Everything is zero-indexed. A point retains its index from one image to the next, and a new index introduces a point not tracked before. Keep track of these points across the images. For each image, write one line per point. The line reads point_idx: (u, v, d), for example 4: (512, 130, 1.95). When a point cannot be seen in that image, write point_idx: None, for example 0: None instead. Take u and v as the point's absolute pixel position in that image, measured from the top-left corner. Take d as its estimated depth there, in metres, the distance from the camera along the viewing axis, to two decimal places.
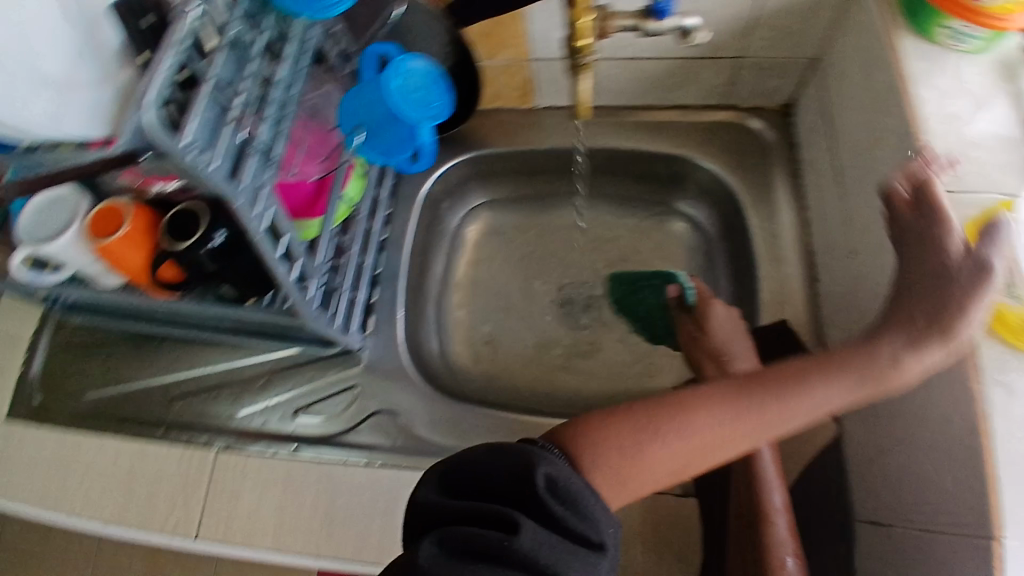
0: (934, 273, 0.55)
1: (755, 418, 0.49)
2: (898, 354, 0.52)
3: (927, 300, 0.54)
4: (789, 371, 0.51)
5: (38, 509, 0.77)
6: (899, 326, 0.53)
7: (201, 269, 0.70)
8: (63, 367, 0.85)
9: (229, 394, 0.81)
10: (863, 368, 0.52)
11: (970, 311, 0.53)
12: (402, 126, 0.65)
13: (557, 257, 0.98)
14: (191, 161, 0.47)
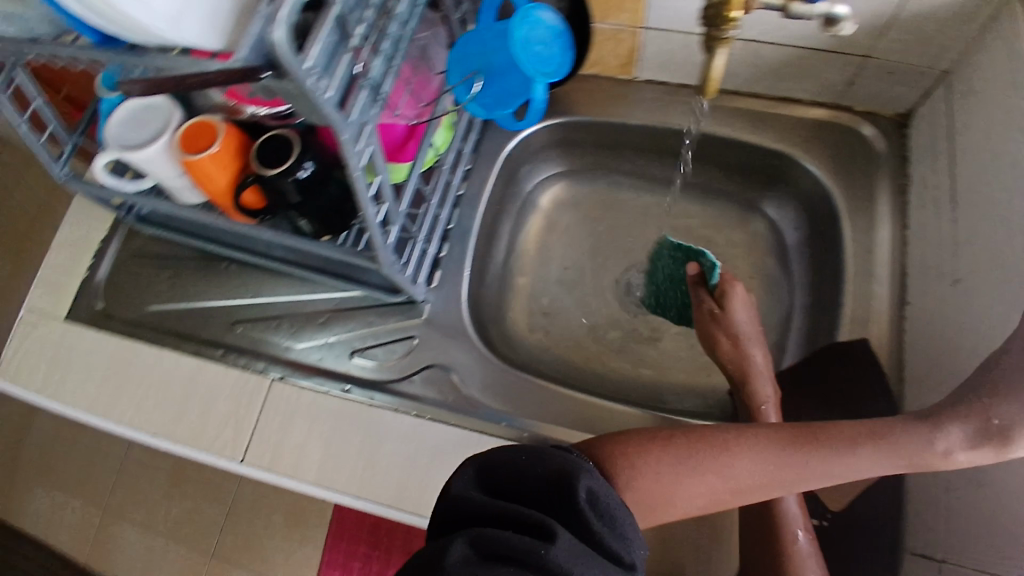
0: (1017, 376, 0.54)
1: (789, 471, 0.53)
2: (954, 448, 0.53)
3: (989, 402, 0.54)
4: (838, 437, 0.54)
5: (93, 413, 0.79)
6: (955, 422, 0.54)
7: (284, 198, 0.70)
8: (128, 276, 0.86)
9: (288, 326, 0.81)
10: (913, 454, 0.53)
11: None
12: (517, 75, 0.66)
13: (629, 238, 0.95)
14: (311, 88, 0.46)
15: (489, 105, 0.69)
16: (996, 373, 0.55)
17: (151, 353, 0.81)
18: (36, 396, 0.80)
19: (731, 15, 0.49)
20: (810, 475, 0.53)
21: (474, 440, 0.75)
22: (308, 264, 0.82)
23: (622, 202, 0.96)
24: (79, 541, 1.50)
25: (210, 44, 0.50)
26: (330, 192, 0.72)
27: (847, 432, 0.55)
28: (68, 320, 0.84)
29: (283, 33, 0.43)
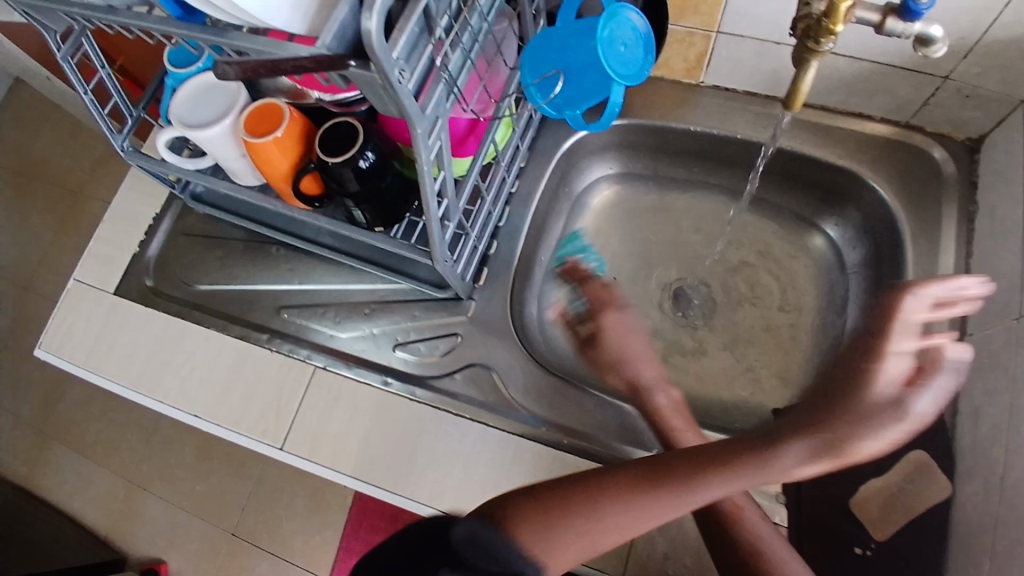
0: (856, 405, 0.56)
1: (655, 507, 0.53)
2: (797, 462, 0.55)
3: (835, 411, 0.56)
4: (683, 466, 0.55)
5: (138, 390, 0.80)
6: (806, 431, 0.56)
7: (342, 187, 0.70)
8: (177, 255, 0.86)
9: (334, 314, 0.81)
10: (750, 468, 0.54)
11: (883, 440, 0.54)
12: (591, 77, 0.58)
13: (678, 248, 0.94)
14: (393, 78, 0.46)
15: (566, 102, 0.61)
16: (838, 411, 0.57)
17: (197, 334, 0.81)
18: (83, 369, 0.82)
19: (833, 28, 0.46)
20: (671, 505, 0.53)
21: (513, 444, 0.74)
22: (356, 253, 0.82)
23: (674, 209, 0.95)
24: (108, 505, 1.54)
25: (292, 27, 0.50)
26: (386, 182, 0.71)
27: (692, 456, 0.56)
28: (117, 295, 0.85)
29: (375, 23, 0.43)
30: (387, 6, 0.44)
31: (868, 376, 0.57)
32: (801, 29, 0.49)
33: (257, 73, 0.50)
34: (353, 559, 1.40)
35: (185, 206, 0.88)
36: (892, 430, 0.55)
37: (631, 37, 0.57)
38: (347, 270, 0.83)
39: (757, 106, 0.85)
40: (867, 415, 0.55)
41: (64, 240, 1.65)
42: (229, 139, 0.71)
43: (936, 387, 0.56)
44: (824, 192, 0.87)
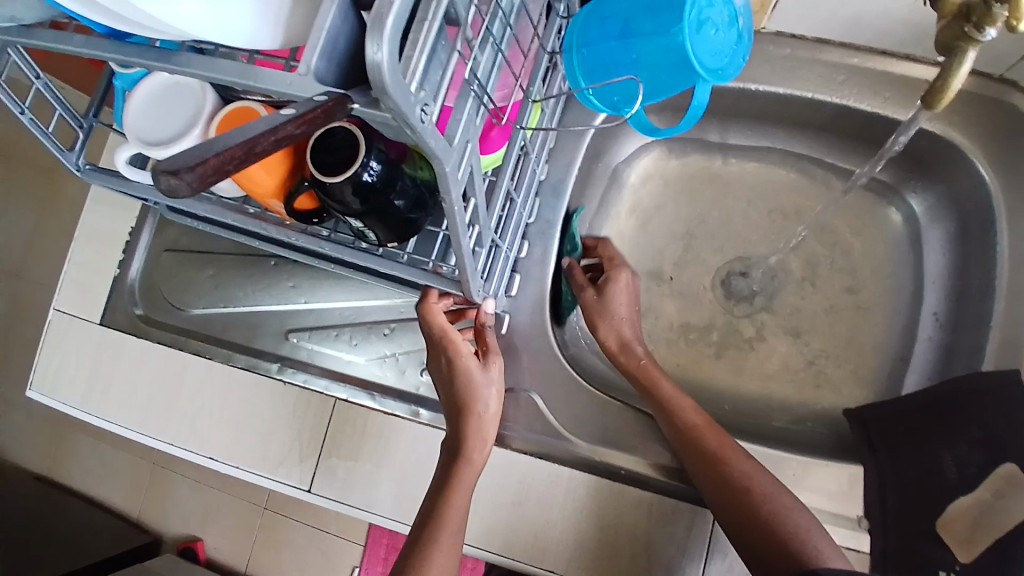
0: (477, 382, 0.62)
1: (449, 547, 0.58)
2: (484, 436, 0.62)
3: (465, 410, 0.62)
4: (441, 505, 0.59)
5: (145, 434, 0.74)
6: (466, 441, 0.61)
7: (343, 208, 0.58)
8: (165, 278, 0.77)
9: (349, 335, 0.72)
10: (473, 466, 0.61)
11: (495, 383, 0.64)
12: (673, 69, 0.47)
13: (729, 227, 0.84)
14: (414, 119, 0.35)
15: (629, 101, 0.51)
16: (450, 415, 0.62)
17: (198, 367, 0.74)
18: (83, 413, 0.76)
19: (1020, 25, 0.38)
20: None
21: (565, 476, 0.68)
22: None
23: (719, 176, 0.85)
24: (138, 487, 1.52)
25: (265, 42, 0.39)
26: (398, 193, 0.59)
27: (424, 536, 0.58)
28: (104, 325, 0.77)
29: (387, 53, 0.31)
30: (405, 19, 0.32)
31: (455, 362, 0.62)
32: (954, 6, 0.41)
33: (228, 168, 0.31)
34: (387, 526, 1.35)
35: (163, 218, 0.79)
36: (493, 374, 0.64)
37: (722, 19, 0.47)
38: (359, 284, 0.73)
39: (828, 56, 0.71)
40: (470, 397, 0.62)
41: (43, 223, 1.53)
42: None
43: (489, 338, 0.66)
44: (913, 160, 0.77)
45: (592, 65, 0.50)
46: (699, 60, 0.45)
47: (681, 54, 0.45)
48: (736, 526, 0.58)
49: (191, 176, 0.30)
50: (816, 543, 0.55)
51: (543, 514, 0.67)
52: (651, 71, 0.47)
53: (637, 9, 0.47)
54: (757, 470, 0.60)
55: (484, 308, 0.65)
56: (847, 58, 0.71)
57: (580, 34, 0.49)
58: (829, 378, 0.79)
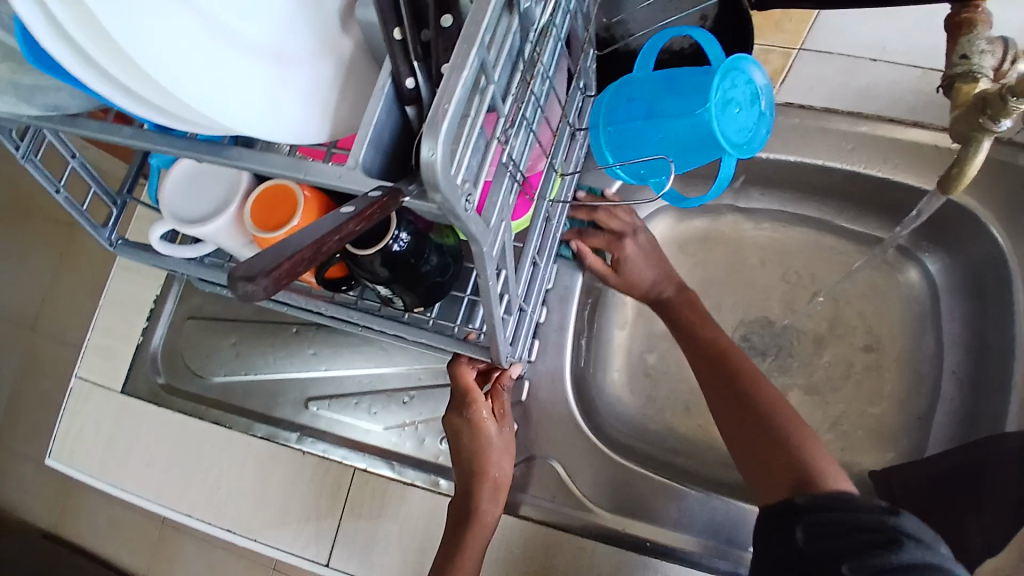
0: (491, 447, 0.60)
1: None
2: (494, 503, 0.60)
3: (479, 471, 0.59)
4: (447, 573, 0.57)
5: (163, 504, 0.74)
6: (477, 502, 0.59)
7: (372, 277, 0.60)
8: (187, 345, 0.78)
9: (369, 403, 0.72)
10: (482, 535, 0.59)
11: (506, 447, 0.62)
12: (701, 148, 0.47)
13: (744, 286, 0.85)
14: (459, 208, 0.36)
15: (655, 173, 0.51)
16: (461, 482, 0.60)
17: (219, 435, 0.74)
18: (102, 483, 0.77)
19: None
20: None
21: (586, 548, 0.67)
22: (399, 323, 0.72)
23: (734, 237, 0.87)
24: (142, 547, 1.47)
25: (310, 140, 0.42)
26: (426, 262, 0.61)
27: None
28: (125, 393, 0.78)
29: (439, 154, 0.32)
30: (458, 118, 0.33)
31: (472, 425, 0.59)
32: (970, 95, 0.44)
33: (300, 271, 0.29)
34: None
35: (186, 287, 0.80)
36: (505, 436, 0.62)
37: (745, 96, 0.47)
38: (380, 350, 0.73)
39: (836, 124, 0.73)
40: (484, 459, 0.59)
41: (60, 278, 1.55)
42: (231, 229, 0.60)
43: (502, 398, 0.63)
44: (927, 223, 0.78)
45: (619, 142, 0.51)
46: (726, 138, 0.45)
47: (708, 133, 0.46)
48: (753, 470, 0.59)
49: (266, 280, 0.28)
50: (815, 457, 0.57)
51: None
52: (678, 147, 0.48)
53: (662, 90, 0.48)
54: (777, 393, 0.63)
55: (507, 372, 0.62)
56: (855, 126, 0.73)
57: (605, 112, 0.51)
58: (851, 441, 0.78)
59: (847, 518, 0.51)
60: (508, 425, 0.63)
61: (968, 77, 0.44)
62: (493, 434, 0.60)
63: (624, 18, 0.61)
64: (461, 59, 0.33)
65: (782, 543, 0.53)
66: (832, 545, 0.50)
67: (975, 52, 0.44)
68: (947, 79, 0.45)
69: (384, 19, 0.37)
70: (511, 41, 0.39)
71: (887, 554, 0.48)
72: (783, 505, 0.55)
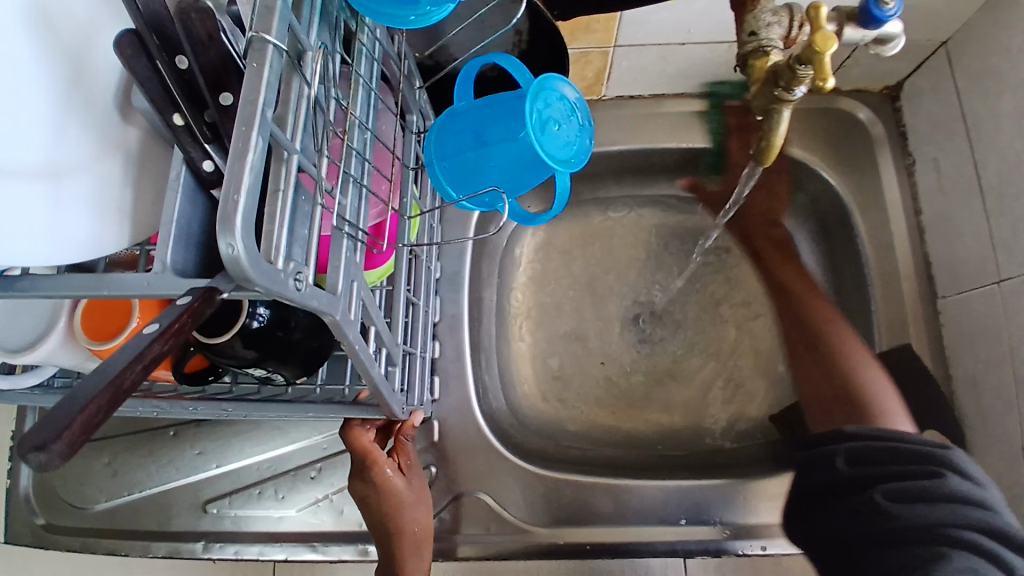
0: (401, 502, 0.57)
1: None
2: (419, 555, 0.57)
3: (393, 531, 0.56)
4: None
5: None
6: (399, 564, 0.56)
7: (241, 360, 0.56)
8: (54, 478, 0.70)
9: (274, 489, 0.68)
10: None
11: (418, 495, 0.59)
12: (530, 167, 0.48)
13: (624, 271, 0.87)
14: (287, 289, 0.34)
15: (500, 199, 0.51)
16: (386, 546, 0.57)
17: None
18: None
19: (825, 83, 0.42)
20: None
21: None
22: None
23: (603, 229, 0.88)
24: None
25: (112, 247, 0.38)
26: (296, 327, 0.58)
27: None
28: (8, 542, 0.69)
29: (246, 243, 0.30)
30: (256, 200, 0.32)
31: (376, 486, 0.56)
32: (762, 68, 0.46)
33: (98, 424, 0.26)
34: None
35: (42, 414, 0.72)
36: (415, 484, 0.60)
37: (562, 112, 0.47)
38: (276, 429, 0.69)
39: (667, 107, 0.80)
40: (394, 518, 0.56)
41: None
42: (71, 347, 0.54)
43: (406, 448, 0.61)
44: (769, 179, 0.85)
45: (458, 176, 0.50)
46: (551, 157, 0.45)
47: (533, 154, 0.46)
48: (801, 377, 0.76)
49: (61, 445, 0.25)
50: (874, 391, 0.70)
51: None
52: (512, 170, 0.48)
53: (482, 118, 0.48)
54: (857, 344, 0.73)
55: (408, 422, 0.60)
56: (684, 106, 0.80)
57: (438, 148, 0.50)
58: (751, 392, 0.82)
59: (879, 445, 0.63)
60: (413, 469, 0.60)
61: (759, 53, 0.46)
62: (402, 486, 0.57)
63: (445, 43, 0.60)
64: (244, 142, 0.31)
65: (827, 461, 0.65)
66: (876, 470, 0.62)
67: (761, 27, 0.45)
68: (743, 56, 0.47)
69: (156, 107, 0.36)
70: (308, 106, 0.38)
71: (937, 484, 0.58)
72: (828, 434, 0.67)
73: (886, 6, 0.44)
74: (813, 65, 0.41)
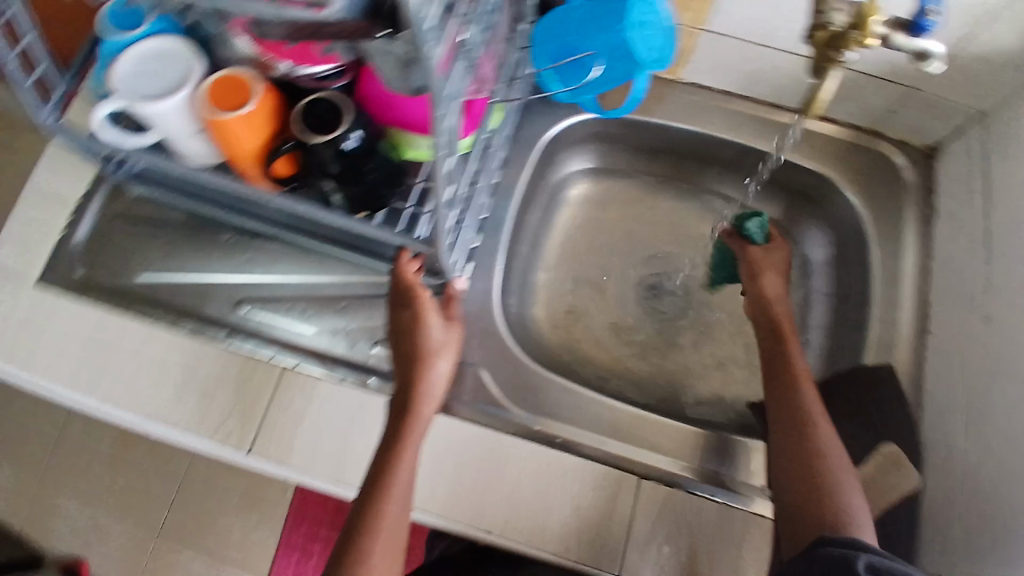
0: (432, 339, 0.67)
1: (398, 486, 0.61)
2: (434, 390, 0.66)
3: (418, 358, 0.66)
4: (385, 448, 0.63)
5: (76, 392, 0.72)
6: (418, 380, 0.65)
7: (323, 169, 0.64)
8: (115, 243, 0.77)
9: (303, 307, 0.75)
10: (424, 418, 0.64)
11: (448, 343, 0.68)
12: (622, 60, 0.62)
13: (656, 241, 0.92)
14: (425, 38, 0.40)
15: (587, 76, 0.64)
16: (406, 371, 0.66)
17: (138, 330, 0.73)
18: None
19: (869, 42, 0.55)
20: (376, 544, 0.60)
21: (502, 444, 0.70)
22: (332, 237, 0.77)
23: (648, 200, 0.94)
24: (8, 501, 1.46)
25: None
26: (372, 167, 0.66)
27: (376, 492, 0.60)
28: (39, 284, 0.75)
29: None
30: None
31: (419, 319, 0.67)
32: (821, 40, 0.58)
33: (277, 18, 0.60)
34: (315, 546, 1.43)
35: (118, 188, 0.79)
36: (451, 335, 0.69)
37: (655, 23, 0.60)
38: (317, 260, 0.77)
39: (732, 105, 0.87)
40: (425, 345, 0.67)
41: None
42: (185, 115, 0.62)
43: (453, 308, 0.72)
44: (801, 198, 0.91)
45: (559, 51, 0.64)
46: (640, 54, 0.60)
47: (627, 46, 0.60)
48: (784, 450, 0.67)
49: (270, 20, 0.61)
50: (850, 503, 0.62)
51: (483, 477, 0.69)
52: (604, 54, 0.62)
53: (591, 11, 0.61)
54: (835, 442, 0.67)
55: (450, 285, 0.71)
56: (756, 110, 0.87)
57: (546, 29, 0.63)
58: (738, 383, 0.85)
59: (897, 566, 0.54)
60: (455, 324, 0.70)
61: (823, 28, 0.58)
62: (436, 327, 0.67)
63: None
64: None
65: (841, 563, 0.54)
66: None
67: (829, 9, 0.57)
68: (809, 29, 0.59)
69: None
70: None
71: None
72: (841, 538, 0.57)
73: (930, 17, 0.54)
74: (863, 29, 0.55)
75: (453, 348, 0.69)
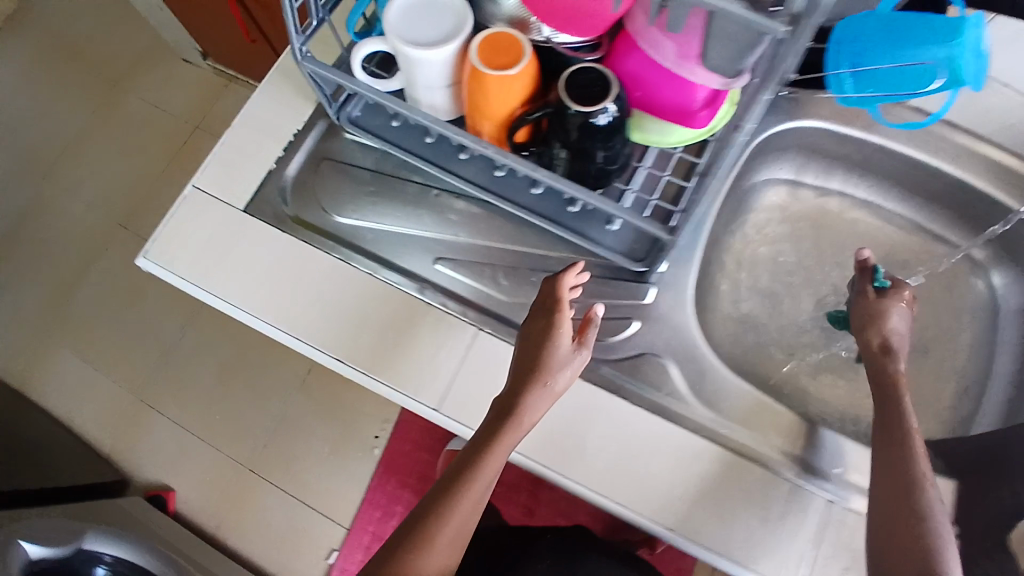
0: (552, 356, 0.64)
1: (473, 487, 0.61)
2: (536, 407, 0.63)
3: (533, 370, 0.64)
4: (475, 448, 0.63)
5: (273, 323, 0.74)
6: (527, 393, 0.63)
7: (566, 138, 0.62)
8: (322, 183, 0.79)
9: (501, 274, 0.76)
10: (519, 430, 0.63)
11: (568, 366, 0.65)
12: (946, 77, 0.63)
13: (840, 260, 0.89)
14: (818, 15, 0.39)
15: (906, 85, 0.66)
16: (517, 380, 0.64)
17: (341, 274, 0.76)
18: (202, 293, 0.75)
19: None
20: (442, 534, 0.59)
21: (688, 443, 0.69)
22: (532, 210, 0.77)
23: (839, 219, 0.91)
24: (114, 420, 1.55)
25: None
26: (611, 147, 0.63)
27: (457, 483, 0.62)
28: (249, 213, 0.78)
29: None
30: None
31: (546, 331, 0.65)
32: None
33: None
34: (398, 506, 1.44)
35: (331, 128, 0.81)
36: (578, 359, 0.66)
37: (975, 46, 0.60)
38: (515, 231, 0.78)
39: (955, 137, 0.81)
40: (547, 356, 0.64)
41: (169, 175, 1.69)
42: (439, 69, 0.64)
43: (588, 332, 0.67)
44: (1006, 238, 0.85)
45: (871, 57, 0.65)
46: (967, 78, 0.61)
47: (956, 65, 0.61)
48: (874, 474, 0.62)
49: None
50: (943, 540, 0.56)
51: (668, 474, 0.67)
52: (930, 69, 0.63)
53: (917, 23, 0.62)
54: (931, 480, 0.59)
55: (594, 308, 0.66)
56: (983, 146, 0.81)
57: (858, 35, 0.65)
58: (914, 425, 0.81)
59: None
60: (585, 349, 0.66)
61: None
62: (561, 349, 0.64)
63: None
64: None
65: None
66: None
67: None
68: None
69: None
70: None
71: None
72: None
73: None
74: None
75: (575, 372, 0.66)
